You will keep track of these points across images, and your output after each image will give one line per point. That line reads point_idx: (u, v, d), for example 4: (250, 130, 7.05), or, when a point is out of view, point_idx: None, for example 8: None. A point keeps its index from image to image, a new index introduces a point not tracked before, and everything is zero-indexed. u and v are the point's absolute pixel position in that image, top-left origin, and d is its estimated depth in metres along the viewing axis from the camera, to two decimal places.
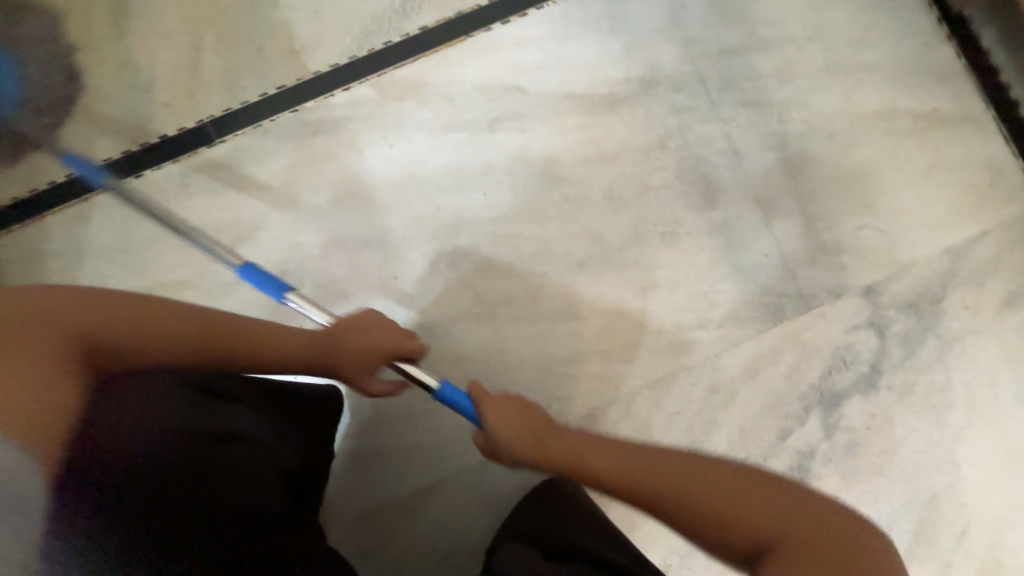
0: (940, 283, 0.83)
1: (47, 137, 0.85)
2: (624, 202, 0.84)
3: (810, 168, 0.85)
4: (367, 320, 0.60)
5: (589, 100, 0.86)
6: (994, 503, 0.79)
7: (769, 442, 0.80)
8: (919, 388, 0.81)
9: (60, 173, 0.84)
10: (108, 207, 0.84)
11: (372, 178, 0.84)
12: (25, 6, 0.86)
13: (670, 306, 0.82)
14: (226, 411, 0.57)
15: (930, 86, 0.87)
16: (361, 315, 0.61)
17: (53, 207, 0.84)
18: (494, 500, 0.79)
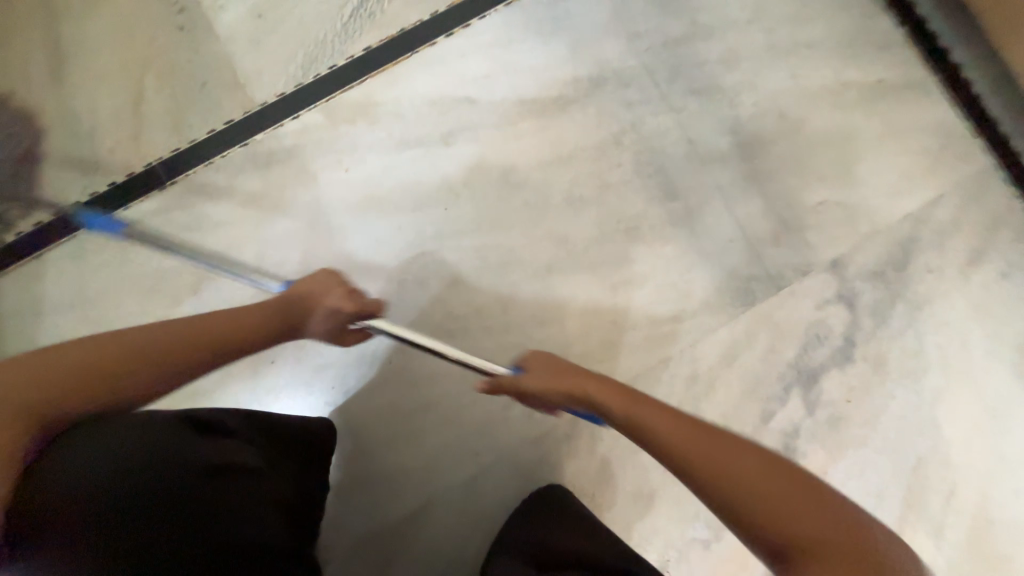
0: (903, 250, 0.84)
1: None
2: (585, 202, 0.84)
3: (765, 150, 0.86)
4: (320, 284, 0.63)
5: (540, 104, 0.86)
6: (979, 461, 0.79)
7: (752, 425, 0.80)
8: (894, 355, 0.81)
9: (9, 231, 0.83)
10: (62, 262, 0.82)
11: (330, 204, 0.83)
12: None
13: (642, 301, 0.82)
14: (219, 446, 0.56)
15: (873, 57, 0.88)
16: (308, 285, 0.62)
17: (5, 266, 0.82)
18: (488, 512, 0.78)
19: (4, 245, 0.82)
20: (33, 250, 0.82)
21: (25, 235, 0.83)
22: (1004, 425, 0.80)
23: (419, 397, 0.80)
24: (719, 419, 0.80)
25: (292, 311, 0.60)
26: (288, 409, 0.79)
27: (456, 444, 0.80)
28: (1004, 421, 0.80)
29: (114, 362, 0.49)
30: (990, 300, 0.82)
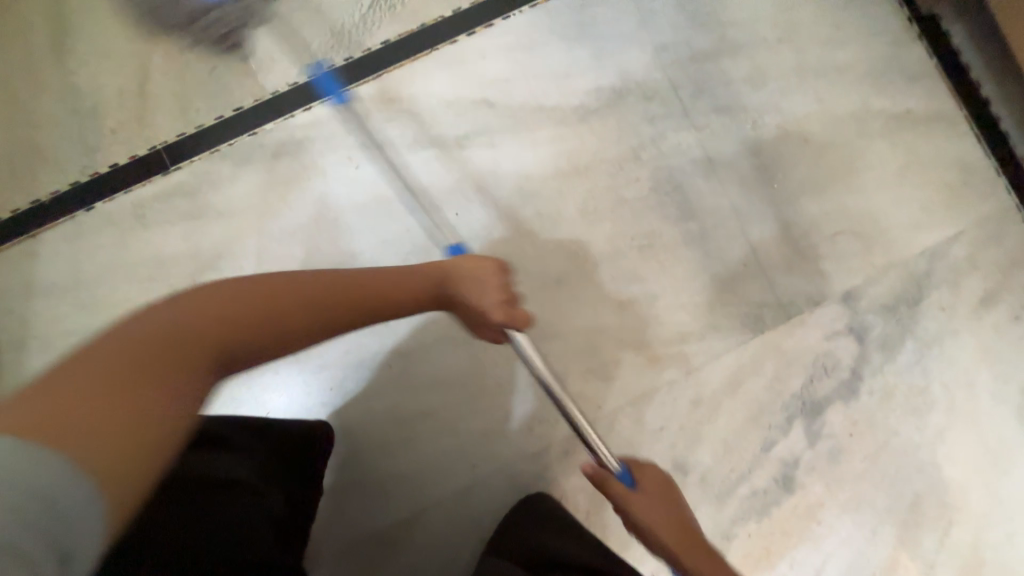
0: (917, 285, 0.82)
1: None
2: (599, 216, 0.82)
3: (785, 174, 0.84)
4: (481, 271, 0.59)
5: (560, 111, 0.84)
6: (977, 503, 0.79)
7: (753, 453, 0.80)
8: (900, 392, 0.81)
9: (4, 208, 0.80)
10: (59, 243, 0.80)
11: (338, 201, 0.81)
12: None
13: (650, 321, 0.81)
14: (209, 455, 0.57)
15: (901, 86, 0.86)
16: (470, 267, 0.59)
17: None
18: (479, 526, 0.77)
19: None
20: (28, 230, 0.80)
21: (20, 213, 0.80)
22: (1005, 468, 0.80)
23: (414, 406, 0.79)
24: (720, 445, 0.80)
25: (439, 284, 0.58)
26: (282, 410, 0.77)
27: (452, 455, 0.78)
28: (1004, 464, 0.80)
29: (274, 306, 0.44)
30: (1000, 341, 0.82)
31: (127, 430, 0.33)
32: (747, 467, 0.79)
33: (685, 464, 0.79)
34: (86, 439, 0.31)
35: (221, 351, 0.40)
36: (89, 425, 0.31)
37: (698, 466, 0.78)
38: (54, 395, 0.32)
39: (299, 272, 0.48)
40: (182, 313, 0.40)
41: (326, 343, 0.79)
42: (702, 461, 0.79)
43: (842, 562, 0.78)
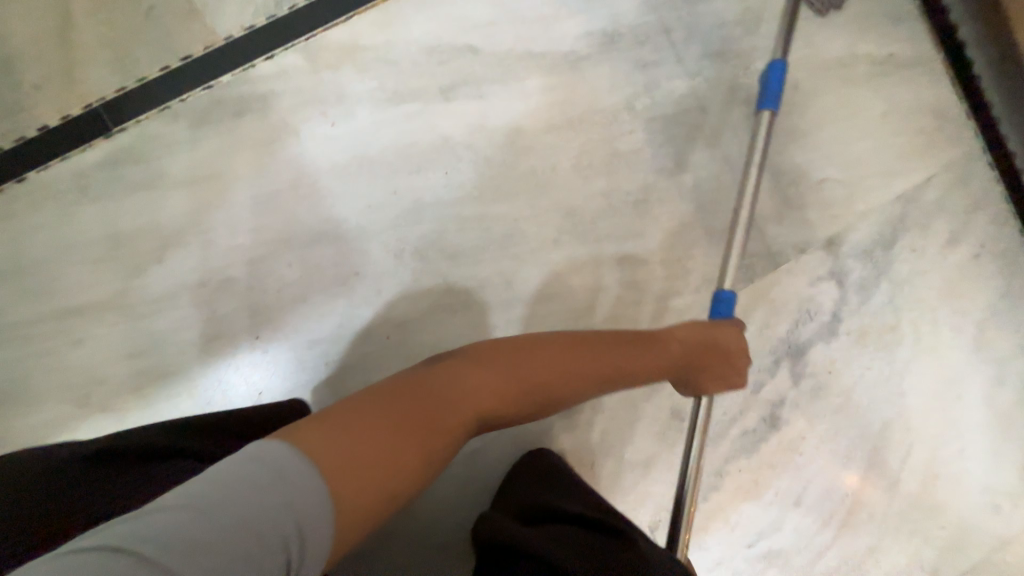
0: (892, 229, 0.86)
1: None
2: (594, 170, 0.80)
3: (774, 122, 0.84)
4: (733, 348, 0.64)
5: (550, 59, 0.79)
6: (934, 425, 0.87)
7: (743, 396, 0.84)
8: (873, 330, 0.86)
9: None
10: None
11: (315, 163, 0.74)
12: None
13: (647, 276, 0.80)
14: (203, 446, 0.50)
15: (884, 29, 0.86)
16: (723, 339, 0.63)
17: None
18: (487, 488, 0.78)
19: None
20: None
21: None
22: (960, 393, 0.88)
23: None
24: None
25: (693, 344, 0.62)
26: (271, 389, 0.73)
27: None
28: (960, 389, 0.88)
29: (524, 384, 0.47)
30: (961, 279, 0.88)
31: (395, 482, 0.37)
32: (737, 409, 0.84)
33: (682, 411, 0.82)
34: (366, 487, 0.35)
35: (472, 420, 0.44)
36: (368, 468, 0.35)
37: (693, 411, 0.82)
38: (350, 437, 0.36)
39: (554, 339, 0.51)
40: (455, 380, 0.44)
41: (318, 316, 0.74)
42: None
43: (819, 486, 0.85)
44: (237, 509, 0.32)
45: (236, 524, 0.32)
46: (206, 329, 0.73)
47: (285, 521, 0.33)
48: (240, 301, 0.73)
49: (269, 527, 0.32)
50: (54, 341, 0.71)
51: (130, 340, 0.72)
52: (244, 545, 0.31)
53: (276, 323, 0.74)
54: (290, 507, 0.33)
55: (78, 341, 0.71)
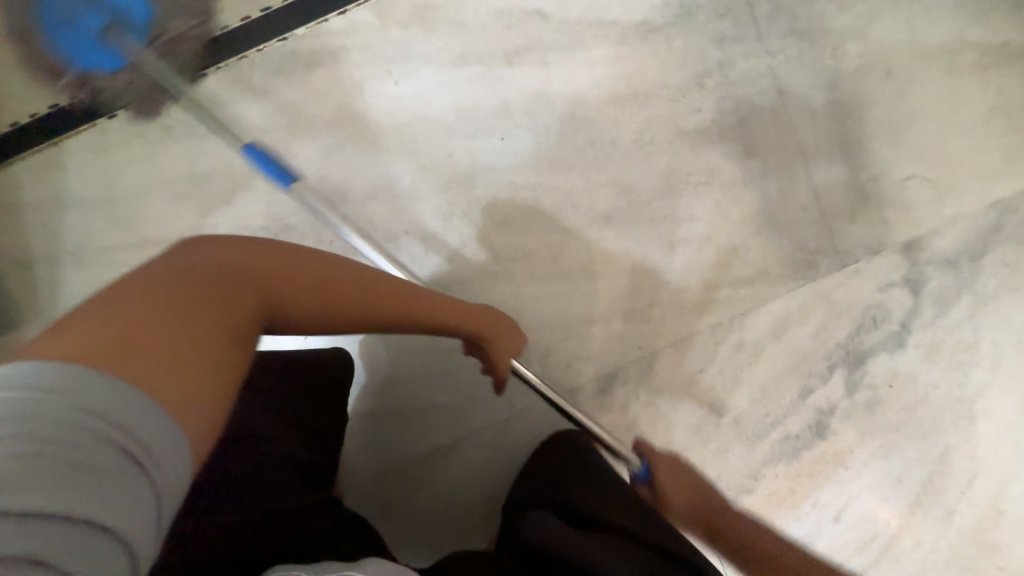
0: (983, 239, 0.78)
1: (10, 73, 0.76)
2: (655, 147, 0.77)
3: (862, 111, 0.77)
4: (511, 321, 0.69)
5: (621, 29, 0.76)
6: (1006, 458, 0.79)
7: (790, 400, 0.80)
8: (946, 346, 0.79)
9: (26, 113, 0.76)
10: (87, 153, 0.76)
11: (377, 120, 0.76)
12: None
13: (698, 263, 0.78)
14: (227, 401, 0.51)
15: (1002, 15, 0.77)
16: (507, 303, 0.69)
17: (24, 149, 0.76)
18: (513, 459, 0.78)
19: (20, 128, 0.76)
20: (51, 137, 0.76)
21: (42, 120, 0.76)
22: None
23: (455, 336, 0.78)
24: (758, 390, 0.79)
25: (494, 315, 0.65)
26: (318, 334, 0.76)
27: (493, 386, 0.79)
28: None
29: (304, 287, 0.43)
30: None
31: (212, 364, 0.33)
32: (783, 413, 0.80)
33: (721, 409, 0.79)
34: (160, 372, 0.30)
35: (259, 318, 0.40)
36: (157, 348, 0.31)
37: (734, 409, 0.79)
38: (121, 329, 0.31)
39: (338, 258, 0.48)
40: (271, 281, 0.41)
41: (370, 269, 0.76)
42: (739, 405, 0.79)
43: (864, 504, 0.80)
44: (14, 435, 0.25)
45: (37, 452, 0.25)
46: None
47: (106, 426, 0.27)
48: None
49: (84, 438, 0.26)
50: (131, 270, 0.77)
51: None
52: (59, 461, 0.25)
53: None
54: (97, 411, 0.27)
55: None
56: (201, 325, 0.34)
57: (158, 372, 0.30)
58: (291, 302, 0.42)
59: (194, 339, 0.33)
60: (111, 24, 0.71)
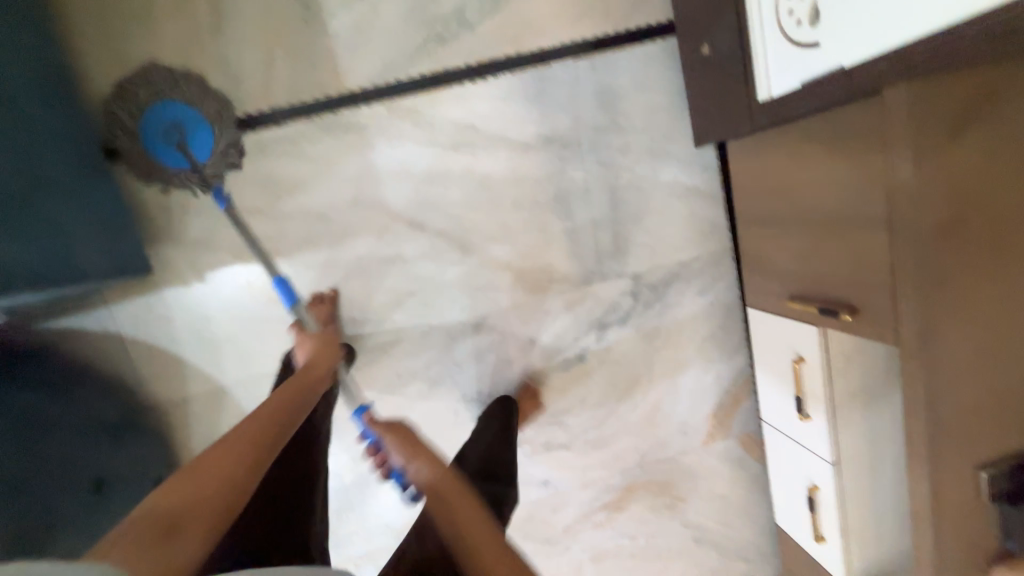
0: (670, 278, 1.61)
1: (164, 95, 1.28)
2: (521, 206, 1.50)
3: (625, 206, 1.55)
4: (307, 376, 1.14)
5: (513, 142, 1.47)
6: (662, 380, 1.67)
7: (569, 342, 1.60)
8: (645, 325, 1.63)
9: (159, 120, 1.29)
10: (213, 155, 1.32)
11: (379, 166, 1.43)
12: (156, 12, 1.29)
13: (534, 268, 1.54)
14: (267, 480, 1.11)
15: (702, 171, 1.55)
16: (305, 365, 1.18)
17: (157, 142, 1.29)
18: (425, 351, 1.54)
19: (159, 128, 1.29)
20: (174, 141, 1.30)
21: (171, 127, 1.29)
22: (680, 369, 1.67)
23: (403, 286, 1.49)
24: (554, 335, 1.59)
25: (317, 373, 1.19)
26: (331, 274, 1.46)
27: (420, 315, 1.52)
28: (681, 367, 1.67)
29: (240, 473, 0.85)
30: (700, 313, 1.64)
31: (243, 464, 0.86)
32: (565, 347, 1.60)
33: (534, 341, 1.59)
34: (227, 464, 0.85)
35: (237, 474, 0.85)
36: (217, 462, 0.84)
37: (540, 342, 1.59)
38: (198, 481, 0.81)
39: (229, 446, 0.88)
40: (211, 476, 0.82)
41: (364, 245, 1.46)
42: (543, 340, 1.59)
43: (594, 395, 1.65)
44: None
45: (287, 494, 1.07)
46: (305, 236, 1.43)
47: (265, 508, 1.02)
48: (327, 227, 1.44)
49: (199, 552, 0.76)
50: (230, 223, 1.40)
51: (267, 232, 1.42)
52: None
53: (340, 241, 1.45)
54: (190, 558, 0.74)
55: (241, 226, 1.40)
56: (221, 469, 0.83)
57: (204, 469, 0.82)
58: (253, 441, 0.91)
59: (225, 462, 0.85)
60: (183, 143, 1.29)
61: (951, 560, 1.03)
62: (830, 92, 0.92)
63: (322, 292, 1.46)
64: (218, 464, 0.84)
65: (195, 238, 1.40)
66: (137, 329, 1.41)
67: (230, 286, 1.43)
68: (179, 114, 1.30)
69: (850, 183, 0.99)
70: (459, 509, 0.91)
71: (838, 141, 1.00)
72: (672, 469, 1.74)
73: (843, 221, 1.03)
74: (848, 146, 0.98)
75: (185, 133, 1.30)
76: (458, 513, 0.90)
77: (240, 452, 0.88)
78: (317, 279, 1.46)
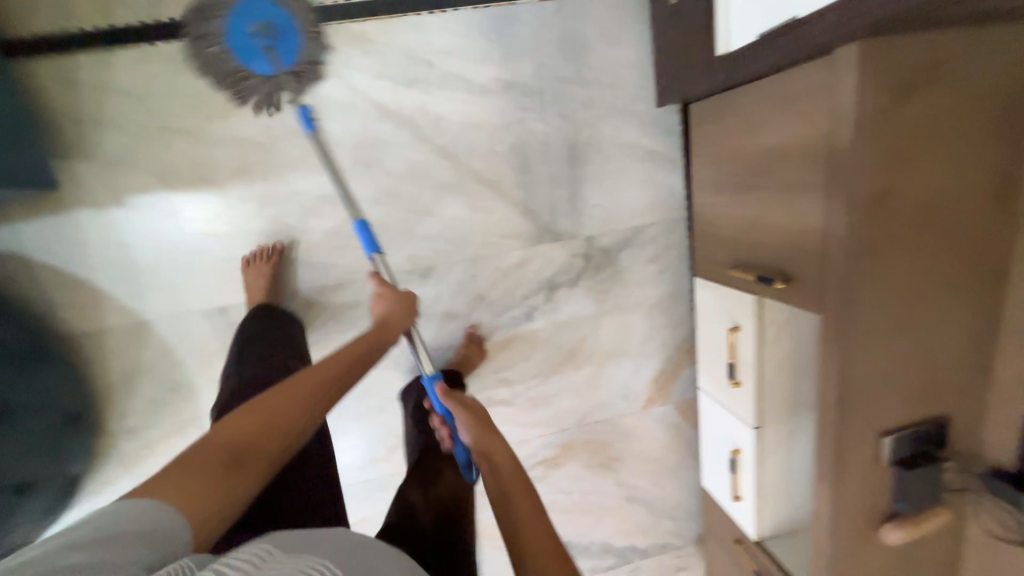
0: (624, 242, 1.60)
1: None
2: (476, 154, 1.44)
3: (582, 164, 1.51)
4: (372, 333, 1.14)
5: (470, 84, 1.39)
6: (607, 344, 1.68)
7: (517, 300, 1.58)
8: (595, 289, 1.62)
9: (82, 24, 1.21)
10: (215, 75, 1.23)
11: (323, 95, 1.33)
12: None
13: (485, 221, 1.50)
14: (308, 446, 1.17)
15: (662, 135, 1.52)
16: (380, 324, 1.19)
17: (83, 48, 1.22)
18: (367, 298, 1.48)
19: (83, 33, 1.21)
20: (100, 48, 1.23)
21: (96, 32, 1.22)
22: (626, 335, 1.69)
23: (347, 229, 1.42)
24: (503, 291, 1.57)
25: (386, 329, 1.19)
26: (267, 209, 1.37)
27: (364, 260, 1.45)
28: (627, 333, 1.69)
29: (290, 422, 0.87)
30: (650, 280, 1.65)
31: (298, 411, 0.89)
32: (512, 305, 1.58)
33: (482, 297, 1.56)
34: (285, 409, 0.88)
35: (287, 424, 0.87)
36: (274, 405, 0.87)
37: (488, 298, 1.56)
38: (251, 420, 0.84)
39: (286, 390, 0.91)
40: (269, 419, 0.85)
41: (305, 181, 1.37)
42: (491, 296, 1.56)
43: (539, 354, 1.65)
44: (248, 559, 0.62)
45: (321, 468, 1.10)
46: (240, 165, 1.33)
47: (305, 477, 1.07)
48: (265, 157, 1.34)
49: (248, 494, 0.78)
50: (155, 143, 1.29)
51: (196, 157, 1.31)
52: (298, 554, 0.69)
53: (278, 175, 1.35)
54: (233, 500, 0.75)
55: (167, 148, 1.29)
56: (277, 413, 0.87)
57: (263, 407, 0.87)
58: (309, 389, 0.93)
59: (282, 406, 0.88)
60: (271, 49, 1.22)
61: (847, 518, 1.09)
62: (784, 48, 0.90)
63: (270, 246, 1.39)
64: (277, 405, 0.88)
65: (113, 157, 1.28)
66: (45, 254, 1.30)
67: (153, 215, 1.33)
68: (272, 16, 1.21)
69: (791, 146, 0.99)
70: (518, 501, 0.90)
71: (785, 102, 0.99)
72: (611, 431, 1.78)
73: (783, 185, 1.03)
74: (793, 107, 0.97)
75: (273, 37, 1.22)
76: (513, 503, 0.90)
77: (298, 398, 0.90)
78: (253, 213, 1.37)
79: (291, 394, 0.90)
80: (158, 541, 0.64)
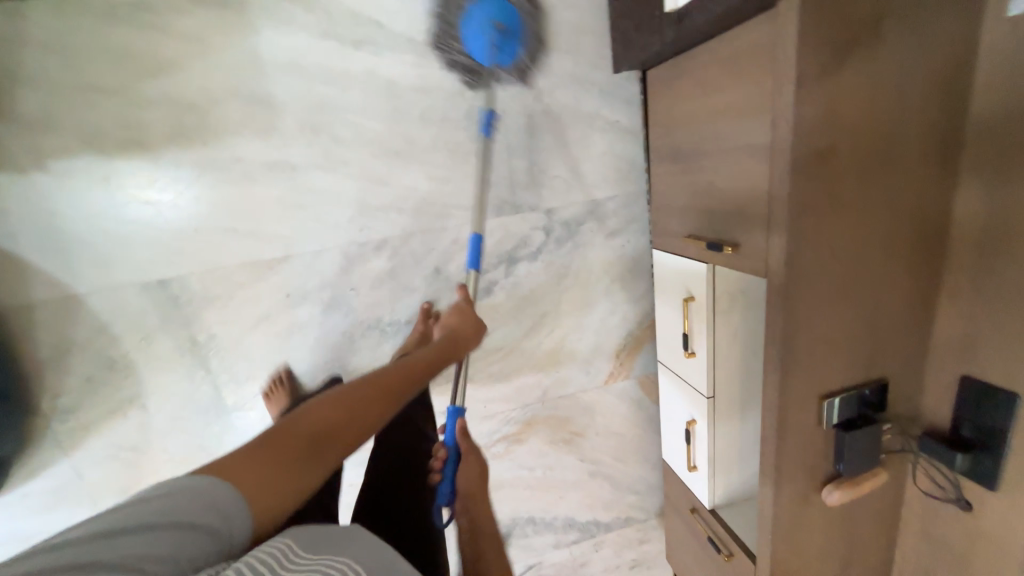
0: (584, 216, 1.58)
1: None
2: (429, 122, 1.39)
3: (541, 135, 1.47)
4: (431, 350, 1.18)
5: (423, 47, 1.33)
6: (569, 320, 1.67)
7: (477, 275, 1.55)
8: (556, 263, 1.60)
9: None
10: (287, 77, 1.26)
11: (264, 55, 1.25)
12: None
13: (442, 192, 1.45)
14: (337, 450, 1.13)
15: (621, 105, 1.50)
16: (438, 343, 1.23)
17: None
18: (317, 272, 1.43)
19: None
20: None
21: None
22: (587, 310, 1.68)
23: (295, 199, 1.36)
24: (461, 266, 1.53)
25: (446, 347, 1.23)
26: (206, 177, 1.30)
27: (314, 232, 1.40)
28: (589, 308, 1.68)
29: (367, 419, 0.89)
30: (611, 255, 1.64)
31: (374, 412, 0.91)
32: (471, 279, 1.55)
33: (439, 271, 1.52)
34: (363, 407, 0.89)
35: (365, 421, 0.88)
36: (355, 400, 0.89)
37: (446, 273, 1.52)
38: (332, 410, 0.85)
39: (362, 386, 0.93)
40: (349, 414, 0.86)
41: (248, 147, 1.30)
42: (449, 271, 1.53)
43: (500, 331, 1.63)
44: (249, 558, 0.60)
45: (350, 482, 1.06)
46: (175, 128, 1.25)
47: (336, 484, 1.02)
48: (203, 121, 1.26)
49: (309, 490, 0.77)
50: (78, 102, 1.19)
51: (126, 119, 1.22)
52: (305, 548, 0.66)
53: (218, 140, 1.28)
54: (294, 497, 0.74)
55: (92, 107, 1.20)
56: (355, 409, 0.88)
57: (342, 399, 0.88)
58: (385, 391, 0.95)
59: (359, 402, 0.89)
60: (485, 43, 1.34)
61: (791, 482, 1.11)
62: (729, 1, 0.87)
63: (277, 372, 1.46)
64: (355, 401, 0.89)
65: (31, 116, 1.18)
66: None
67: (81, 181, 1.24)
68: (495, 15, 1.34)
69: (741, 108, 0.97)
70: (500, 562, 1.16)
71: (735, 62, 0.97)
72: (574, 407, 1.78)
73: (733, 150, 1.01)
74: (743, 66, 0.94)
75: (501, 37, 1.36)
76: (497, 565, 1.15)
77: (374, 396, 0.92)
78: (192, 180, 1.29)
79: (379, 393, 0.93)
80: (221, 530, 0.64)
